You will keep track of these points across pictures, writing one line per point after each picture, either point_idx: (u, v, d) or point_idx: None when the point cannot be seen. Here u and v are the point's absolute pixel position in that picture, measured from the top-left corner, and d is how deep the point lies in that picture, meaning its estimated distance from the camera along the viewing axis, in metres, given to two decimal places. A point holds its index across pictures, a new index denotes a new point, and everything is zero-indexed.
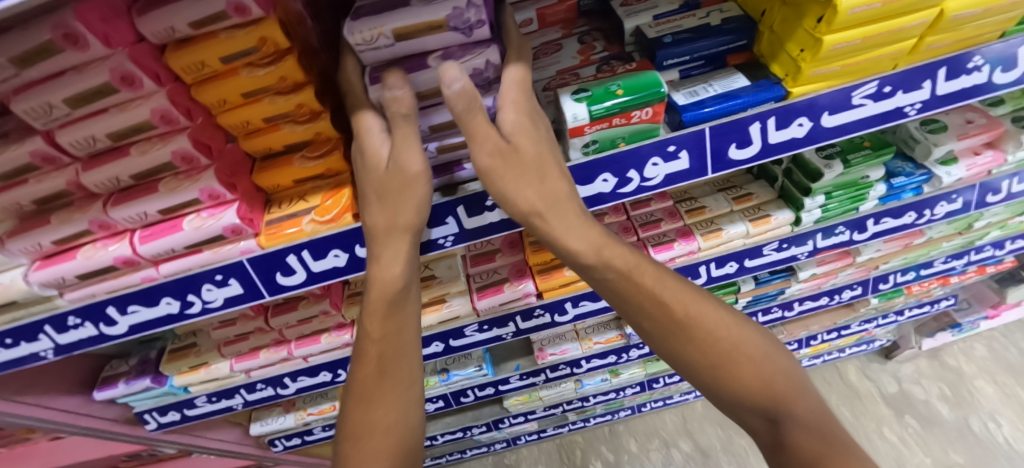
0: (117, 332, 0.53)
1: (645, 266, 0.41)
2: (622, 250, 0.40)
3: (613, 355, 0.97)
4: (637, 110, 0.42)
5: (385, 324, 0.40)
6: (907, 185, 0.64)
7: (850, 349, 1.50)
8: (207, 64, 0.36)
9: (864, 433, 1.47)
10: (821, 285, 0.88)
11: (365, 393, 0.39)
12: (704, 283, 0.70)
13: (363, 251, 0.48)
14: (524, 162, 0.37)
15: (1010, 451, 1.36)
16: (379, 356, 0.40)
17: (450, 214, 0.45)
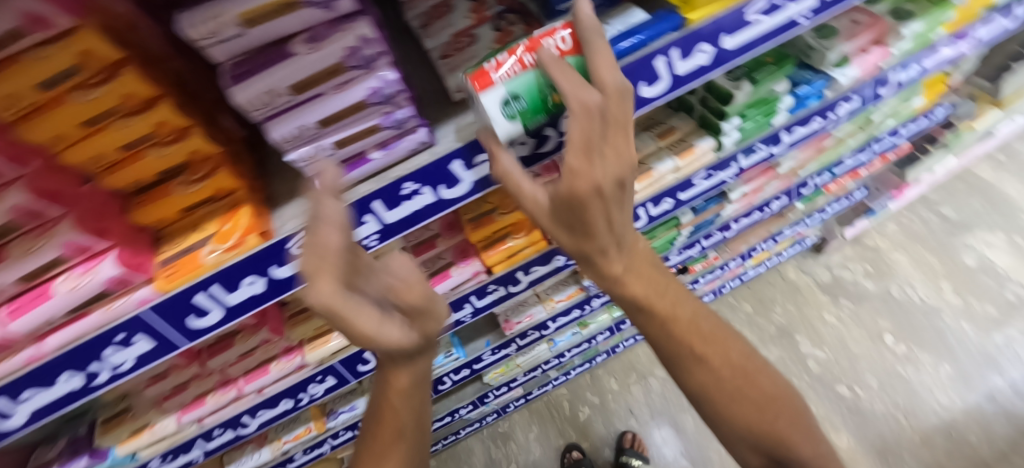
0: (15, 424, 0.46)
1: (661, 293, 0.50)
2: (643, 281, 0.49)
3: (578, 309, 0.98)
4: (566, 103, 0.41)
5: (401, 401, 0.53)
6: (813, 93, 0.66)
7: (787, 251, 1.62)
8: (21, 96, 0.28)
9: (810, 323, 1.62)
10: (753, 202, 0.93)
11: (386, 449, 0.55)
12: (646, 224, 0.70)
13: (279, 271, 0.45)
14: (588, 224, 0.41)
15: (924, 308, 1.56)
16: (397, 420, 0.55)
17: (367, 211, 0.42)
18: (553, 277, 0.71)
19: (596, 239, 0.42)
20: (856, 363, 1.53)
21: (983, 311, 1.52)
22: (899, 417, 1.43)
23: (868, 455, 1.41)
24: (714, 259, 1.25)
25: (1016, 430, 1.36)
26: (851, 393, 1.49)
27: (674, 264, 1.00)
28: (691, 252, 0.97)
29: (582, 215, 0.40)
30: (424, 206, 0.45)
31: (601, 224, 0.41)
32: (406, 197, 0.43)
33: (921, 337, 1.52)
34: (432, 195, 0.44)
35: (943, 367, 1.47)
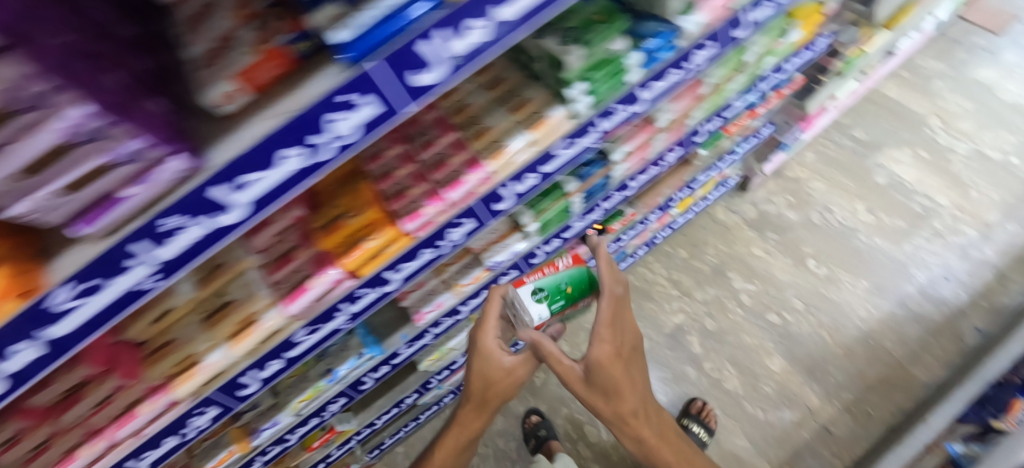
0: None
1: (649, 413, 0.83)
2: (643, 414, 0.82)
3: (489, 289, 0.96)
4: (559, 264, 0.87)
5: (458, 435, 0.93)
6: (662, 46, 0.64)
7: (712, 195, 1.64)
8: None
9: (741, 259, 1.68)
10: (641, 158, 0.91)
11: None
12: (514, 204, 0.67)
13: (54, 331, 0.40)
14: (603, 379, 0.76)
15: (841, 230, 1.64)
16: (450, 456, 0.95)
17: (128, 254, 0.38)
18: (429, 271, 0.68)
19: (610, 392, 0.78)
20: (783, 290, 1.60)
21: (894, 224, 1.60)
22: (823, 333, 1.52)
23: (799, 373, 1.50)
24: (631, 215, 1.24)
25: (925, 329, 1.46)
26: (780, 320, 1.57)
27: (580, 230, 0.99)
28: (591, 215, 0.97)
29: (599, 363, 0.74)
30: (199, 237, 0.41)
31: (615, 383, 0.77)
32: (171, 232, 0.39)
33: (841, 257, 1.60)
34: (206, 224, 0.39)
35: (861, 282, 1.55)
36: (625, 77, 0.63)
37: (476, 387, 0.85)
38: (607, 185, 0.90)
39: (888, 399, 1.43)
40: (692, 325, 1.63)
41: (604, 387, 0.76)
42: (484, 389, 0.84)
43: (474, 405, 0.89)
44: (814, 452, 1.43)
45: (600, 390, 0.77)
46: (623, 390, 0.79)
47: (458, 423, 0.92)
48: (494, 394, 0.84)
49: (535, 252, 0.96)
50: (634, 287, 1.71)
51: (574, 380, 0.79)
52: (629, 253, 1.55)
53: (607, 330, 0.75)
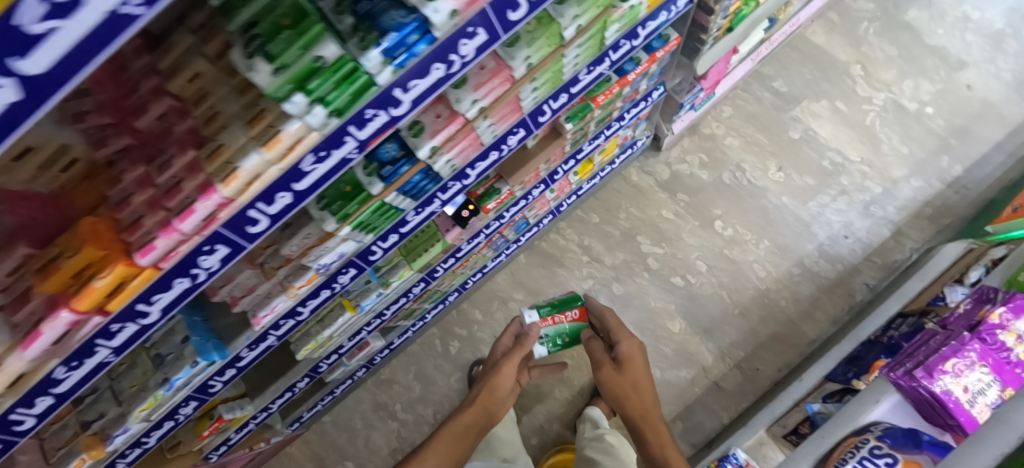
0: None
1: (643, 381, 1.23)
2: (641, 377, 1.24)
3: (328, 290, 0.92)
4: (567, 310, 1.44)
5: (474, 412, 1.13)
6: (409, 38, 0.54)
7: (619, 157, 1.55)
8: None
9: (651, 222, 1.65)
10: (465, 146, 0.82)
11: (431, 450, 1.02)
12: (272, 224, 0.63)
13: None
14: (627, 368, 1.26)
15: (750, 189, 1.61)
16: (459, 437, 1.07)
17: None
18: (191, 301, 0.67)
19: (626, 361, 1.27)
20: (688, 253, 1.60)
21: (801, 182, 1.59)
22: (722, 294, 1.55)
23: (697, 334, 1.55)
24: (507, 194, 1.18)
25: (817, 287, 1.51)
26: (684, 282, 1.59)
27: (419, 221, 0.94)
28: (427, 206, 0.92)
29: (629, 374, 1.23)
30: None
31: (636, 379, 1.24)
32: None
33: (747, 219, 1.59)
34: None
35: (763, 243, 1.56)
36: (366, 78, 0.54)
37: (490, 377, 1.22)
38: (428, 178, 0.83)
39: (776, 356, 1.50)
40: (601, 290, 1.63)
41: (632, 377, 1.22)
42: (489, 378, 1.22)
43: (485, 393, 1.18)
44: (705, 406, 1.51)
45: (627, 377, 1.24)
46: (636, 382, 1.23)
47: (477, 402, 1.16)
48: (494, 385, 1.20)
49: (371, 249, 0.92)
50: (547, 254, 1.70)
51: (605, 364, 1.27)
52: (530, 224, 1.52)
53: (630, 350, 1.29)
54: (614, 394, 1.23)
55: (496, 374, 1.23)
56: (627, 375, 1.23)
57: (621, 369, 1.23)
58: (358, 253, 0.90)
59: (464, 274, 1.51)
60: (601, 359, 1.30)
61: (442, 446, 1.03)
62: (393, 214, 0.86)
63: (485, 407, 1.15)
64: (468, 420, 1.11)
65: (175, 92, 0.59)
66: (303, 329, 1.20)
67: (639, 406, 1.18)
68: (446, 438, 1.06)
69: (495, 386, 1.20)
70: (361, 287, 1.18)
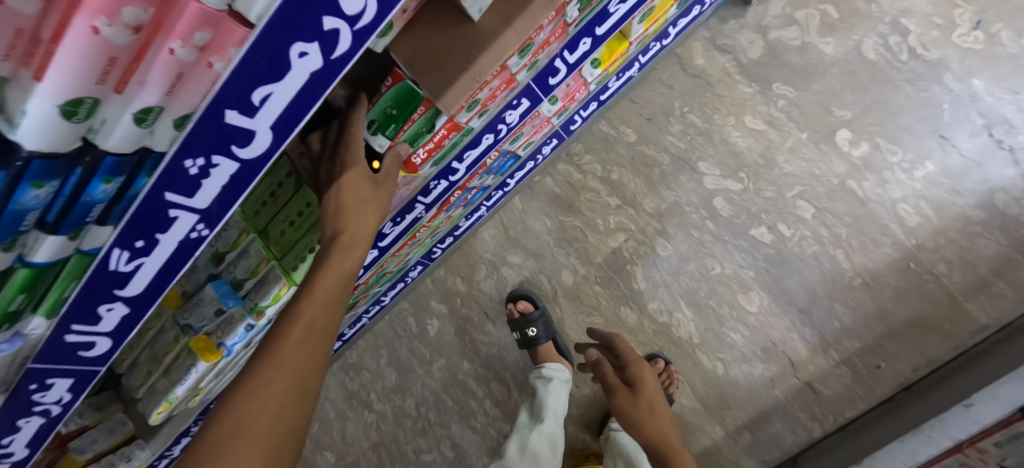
0: None
1: (659, 408, 0.85)
2: (657, 400, 0.86)
3: (35, 417, 0.42)
4: (415, 113, 0.48)
5: (321, 297, 0.47)
6: None
7: (685, 18, 0.84)
8: None
9: (721, 136, 1.00)
10: (109, 42, 0.19)
11: (262, 412, 0.42)
12: None
13: None
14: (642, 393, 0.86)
15: (912, 70, 0.91)
16: (314, 343, 0.46)
17: None
18: None
19: (640, 389, 0.86)
20: (784, 188, 0.98)
21: (1014, 53, 0.88)
22: (835, 254, 0.97)
23: (787, 314, 1.01)
24: (450, 131, 0.54)
25: (1009, 241, 0.90)
26: (772, 236, 0.99)
27: (164, 269, 0.34)
28: (163, 234, 0.31)
29: (637, 402, 0.85)
30: None
31: (655, 404, 0.85)
32: None
33: (896, 124, 0.92)
34: None
35: (923, 167, 0.92)
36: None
37: (348, 213, 0.48)
38: (46, 177, 0.23)
39: (913, 349, 0.96)
40: (636, 250, 1.07)
41: (648, 401, 0.85)
42: (349, 217, 0.48)
43: (349, 244, 0.48)
44: (786, 414, 1.04)
45: (642, 400, 0.85)
46: (653, 405, 0.85)
47: (343, 264, 0.48)
48: (364, 227, 0.49)
49: (71, 344, 0.36)
50: (554, 196, 1.10)
51: (618, 387, 0.88)
52: (520, 158, 0.90)
53: (639, 369, 0.88)
54: (626, 427, 0.84)
55: (356, 193, 0.47)
56: (644, 402, 0.85)
57: (637, 393, 0.86)
58: (37, 354, 0.36)
59: (426, 243, 0.96)
60: (606, 377, 0.91)
61: (289, 380, 0.44)
62: (25, 279, 0.29)
63: (352, 271, 0.49)
64: (331, 314, 0.48)
65: None
66: (149, 382, 0.74)
67: (655, 434, 0.82)
68: (293, 371, 0.44)
69: (365, 231, 0.50)
70: (216, 318, 0.67)
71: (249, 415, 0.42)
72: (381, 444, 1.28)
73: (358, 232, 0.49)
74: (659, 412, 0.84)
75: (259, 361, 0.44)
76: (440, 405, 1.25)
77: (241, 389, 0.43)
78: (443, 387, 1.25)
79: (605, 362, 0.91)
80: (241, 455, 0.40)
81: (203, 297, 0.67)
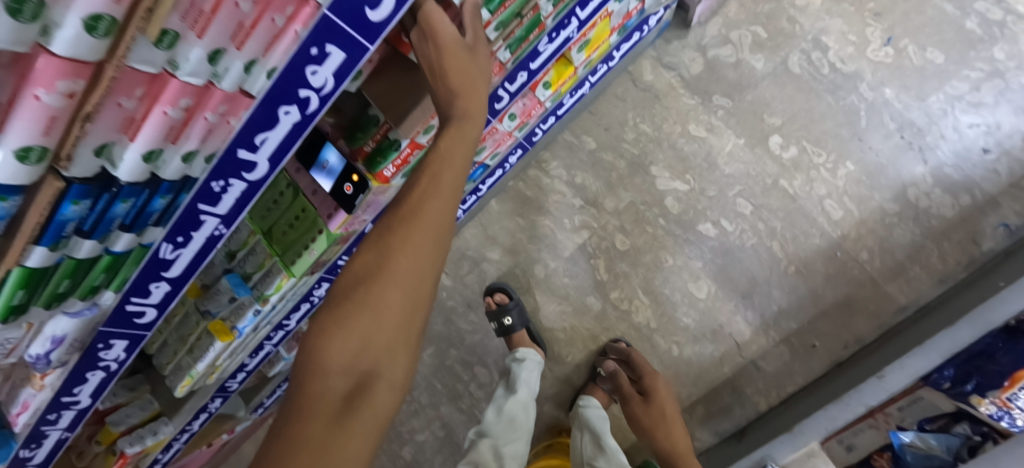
0: None
1: (673, 419, 1.03)
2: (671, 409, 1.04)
3: (99, 371, 0.56)
4: None
5: (446, 157, 0.43)
6: None
7: (623, 46, 0.97)
8: None
9: (669, 143, 1.13)
10: (173, 118, 0.33)
11: (396, 260, 0.41)
12: None
13: None
14: (656, 404, 1.05)
15: (832, 81, 1.04)
16: (443, 200, 0.43)
17: None
18: None
19: (654, 400, 1.05)
20: (725, 188, 1.10)
21: (919, 65, 1.01)
22: (771, 245, 1.09)
23: (731, 299, 1.13)
24: (414, 149, 0.69)
25: (922, 231, 1.02)
26: (716, 230, 1.12)
27: (195, 257, 0.48)
28: (195, 232, 0.45)
29: (647, 406, 1.05)
30: None
31: (668, 416, 1.03)
32: None
33: (820, 129, 1.05)
34: None
35: (844, 167, 1.05)
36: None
37: (459, 91, 0.43)
38: (132, 195, 0.37)
39: (843, 328, 1.08)
40: (598, 245, 1.20)
41: (660, 408, 1.04)
42: (462, 89, 0.43)
43: (465, 114, 0.43)
44: (734, 390, 1.16)
45: (654, 408, 1.04)
46: (665, 411, 1.03)
47: (465, 132, 0.43)
48: (478, 96, 0.44)
49: (129, 311, 0.50)
50: (524, 197, 1.24)
51: (632, 396, 1.08)
52: (488, 167, 1.03)
53: (649, 376, 1.08)
54: (642, 430, 1.04)
55: (461, 65, 0.42)
56: (653, 409, 1.04)
57: (649, 402, 1.05)
58: (105, 319, 0.49)
59: None
60: (623, 385, 1.08)
61: (415, 240, 0.41)
62: (107, 263, 0.42)
63: (475, 141, 0.44)
64: (458, 172, 0.44)
65: None
66: (175, 360, 0.88)
67: (666, 439, 1.00)
68: (419, 227, 0.41)
69: (481, 100, 0.44)
70: (229, 305, 0.81)
71: (382, 262, 0.41)
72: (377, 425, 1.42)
73: (474, 99, 0.44)
74: (671, 420, 1.02)
75: (391, 217, 0.42)
76: (430, 388, 1.39)
77: (375, 241, 0.42)
78: (433, 371, 1.38)
79: (621, 372, 1.08)
80: (377, 300, 0.40)
81: (219, 287, 0.80)
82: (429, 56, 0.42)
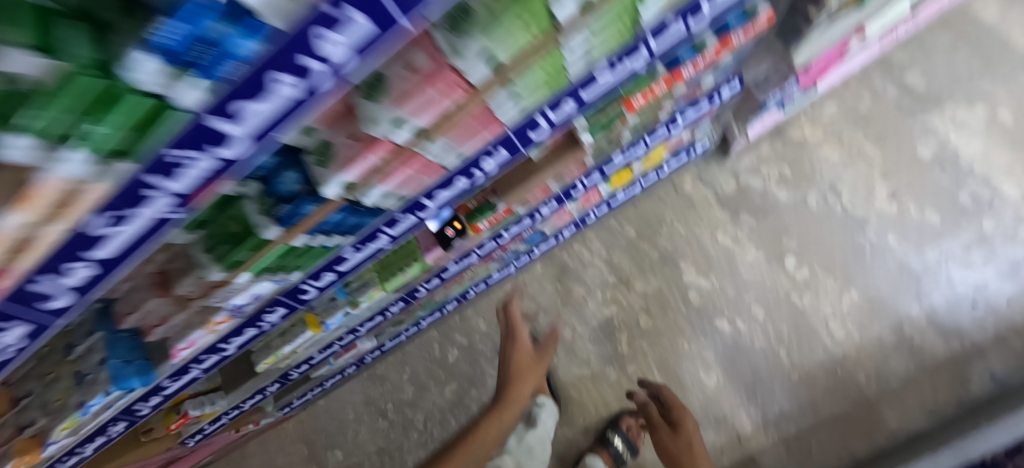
0: None
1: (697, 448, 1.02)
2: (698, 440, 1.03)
3: (254, 328, 0.76)
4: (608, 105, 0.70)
5: (485, 435, 1.05)
6: (207, 36, 0.25)
7: (669, 163, 1.20)
8: None
9: (697, 245, 1.32)
10: (406, 175, 0.55)
11: None
12: (78, 292, 0.44)
13: None
14: (682, 428, 1.05)
15: (843, 220, 1.23)
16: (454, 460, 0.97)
17: None
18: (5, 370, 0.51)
19: (679, 428, 1.05)
20: (742, 292, 1.28)
21: (919, 220, 1.20)
22: (779, 352, 1.24)
23: (737, 393, 1.25)
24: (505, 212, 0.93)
25: (916, 366, 1.15)
26: (731, 328, 1.27)
27: (361, 259, 0.70)
28: (371, 242, 0.67)
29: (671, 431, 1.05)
30: None
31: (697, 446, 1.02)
32: None
33: (829, 258, 1.23)
34: None
35: (849, 294, 1.21)
36: (83, 82, 0.25)
37: (508, 397, 1.12)
38: (360, 213, 0.59)
39: (839, 442, 1.18)
40: (623, 320, 1.36)
41: (687, 439, 1.02)
42: (512, 392, 1.15)
43: (504, 406, 1.11)
44: None
45: (681, 438, 1.03)
46: (692, 443, 1.02)
47: (496, 423, 1.09)
48: (519, 389, 1.17)
49: (300, 288, 0.71)
50: (565, 267, 1.43)
51: (660, 426, 1.08)
52: (545, 235, 1.24)
53: (675, 405, 1.10)
54: (667, 460, 1.03)
55: (516, 379, 1.18)
56: (678, 434, 1.04)
57: (676, 430, 1.05)
58: (284, 291, 0.70)
59: (465, 283, 1.31)
60: (654, 413, 1.11)
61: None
62: (317, 252, 0.63)
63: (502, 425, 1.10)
64: (487, 442, 1.04)
65: None
66: (264, 340, 1.06)
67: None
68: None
69: (521, 394, 1.16)
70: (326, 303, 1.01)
71: None
72: (384, 450, 1.67)
73: (517, 393, 1.17)
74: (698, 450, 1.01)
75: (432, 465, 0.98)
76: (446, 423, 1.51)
77: None
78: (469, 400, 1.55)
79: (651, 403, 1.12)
80: None
81: None
82: (509, 357, 1.26)
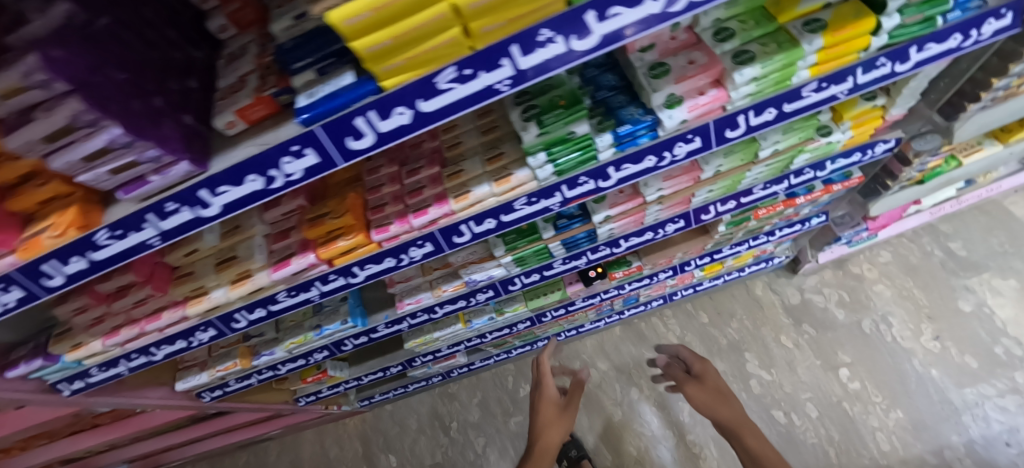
0: (273, 310, 0.86)
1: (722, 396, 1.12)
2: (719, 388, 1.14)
3: (463, 300, 1.06)
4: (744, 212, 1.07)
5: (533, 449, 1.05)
6: (638, 133, 0.66)
7: (749, 268, 1.51)
8: (330, 209, 0.75)
9: (763, 342, 1.58)
10: (629, 220, 0.91)
11: None
12: (471, 239, 0.77)
13: (207, 210, 0.57)
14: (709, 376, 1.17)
15: (892, 348, 1.49)
16: None
17: (248, 173, 0.52)
18: (389, 275, 0.83)
19: (703, 379, 1.16)
20: (798, 390, 1.50)
21: (957, 360, 1.44)
22: (828, 450, 1.42)
23: None
24: (635, 269, 1.22)
25: None
26: (786, 419, 1.47)
27: (561, 270, 1.02)
28: (576, 260, 1.00)
29: (695, 382, 1.16)
30: (313, 165, 0.53)
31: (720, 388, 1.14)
32: (353, 138, 0.50)
33: (878, 378, 1.46)
34: (342, 146, 0.51)
35: (895, 413, 1.42)
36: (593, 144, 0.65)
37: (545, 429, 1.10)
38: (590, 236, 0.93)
39: None
40: None
41: (713, 384, 1.14)
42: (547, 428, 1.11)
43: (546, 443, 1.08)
44: None
45: (706, 383, 1.15)
46: (718, 386, 1.14)
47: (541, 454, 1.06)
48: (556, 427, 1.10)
49: (513, 280, 1.02)
50: (641, 334, 1.69)
51: (688, 379, 1.18)
52: (640, 300, 1.53)
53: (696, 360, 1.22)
54: (702, 406, 1.12)
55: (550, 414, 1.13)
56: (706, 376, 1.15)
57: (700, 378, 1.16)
58: (504, 278, 1.01)
59: (563, 325, 1.58)
60: (678, 373, 1.21)
61: None
62: (546, 255, 0.95)
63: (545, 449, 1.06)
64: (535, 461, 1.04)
65: (477, 145, 0.75)
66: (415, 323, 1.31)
67: (725, 412, 1.09)
68: None
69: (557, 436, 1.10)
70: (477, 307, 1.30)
71: None
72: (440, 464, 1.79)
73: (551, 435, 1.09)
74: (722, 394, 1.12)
75: None
76: None
77: None
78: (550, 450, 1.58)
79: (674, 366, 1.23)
80: None
81: None
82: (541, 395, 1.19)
